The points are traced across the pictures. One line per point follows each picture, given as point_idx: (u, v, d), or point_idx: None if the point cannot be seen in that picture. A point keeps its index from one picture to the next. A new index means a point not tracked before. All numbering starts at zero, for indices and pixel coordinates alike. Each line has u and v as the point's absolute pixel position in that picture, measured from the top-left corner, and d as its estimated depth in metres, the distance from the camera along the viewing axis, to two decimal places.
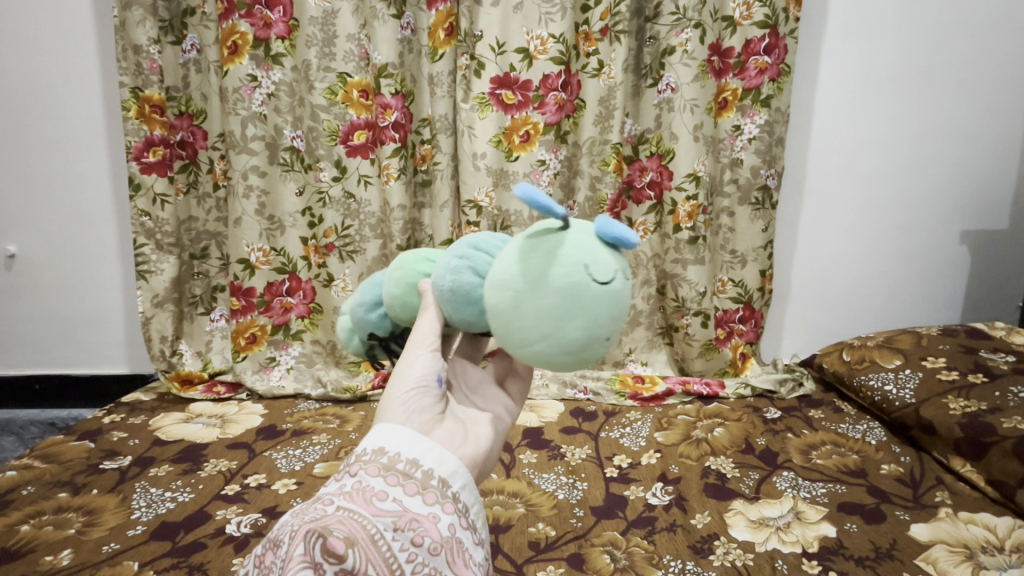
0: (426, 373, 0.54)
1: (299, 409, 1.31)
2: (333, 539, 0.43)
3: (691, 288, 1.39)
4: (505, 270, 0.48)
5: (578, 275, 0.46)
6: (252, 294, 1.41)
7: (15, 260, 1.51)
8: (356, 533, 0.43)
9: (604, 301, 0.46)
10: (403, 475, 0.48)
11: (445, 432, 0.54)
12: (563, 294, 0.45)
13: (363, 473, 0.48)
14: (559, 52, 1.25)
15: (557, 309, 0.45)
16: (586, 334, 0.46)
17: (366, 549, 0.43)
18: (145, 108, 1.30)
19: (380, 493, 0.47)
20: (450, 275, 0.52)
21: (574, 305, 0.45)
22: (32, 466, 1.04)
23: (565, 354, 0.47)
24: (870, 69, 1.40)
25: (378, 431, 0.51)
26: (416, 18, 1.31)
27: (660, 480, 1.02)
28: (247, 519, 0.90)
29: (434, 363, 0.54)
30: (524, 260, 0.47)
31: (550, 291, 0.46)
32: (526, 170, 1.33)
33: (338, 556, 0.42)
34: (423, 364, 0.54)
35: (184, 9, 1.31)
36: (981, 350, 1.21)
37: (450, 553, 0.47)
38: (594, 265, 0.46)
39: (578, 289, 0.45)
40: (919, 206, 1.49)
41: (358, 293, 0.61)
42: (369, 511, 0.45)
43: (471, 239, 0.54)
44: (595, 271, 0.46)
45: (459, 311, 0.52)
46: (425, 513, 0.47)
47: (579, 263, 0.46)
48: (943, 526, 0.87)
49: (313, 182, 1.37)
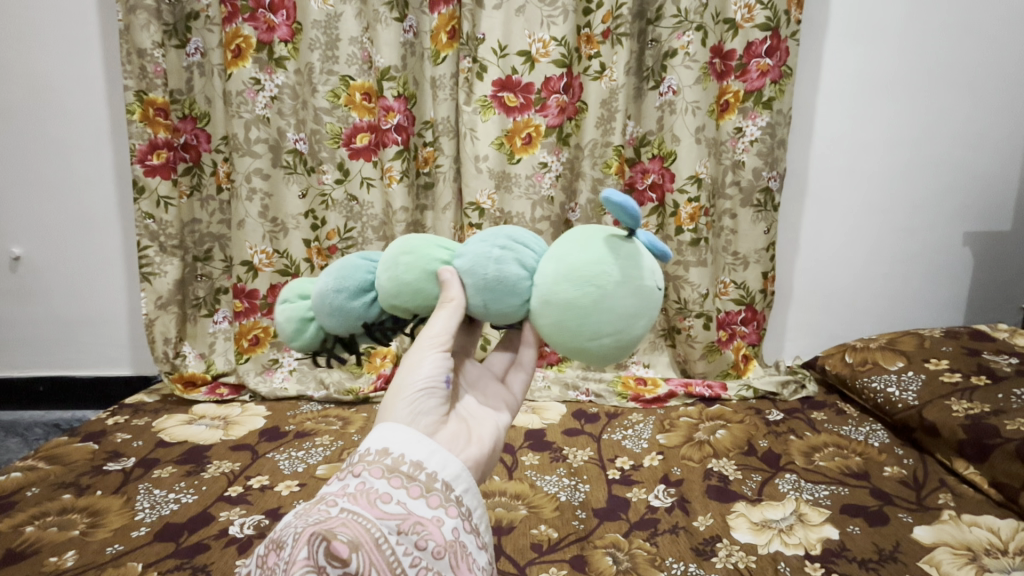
0: (433, 374, 0.54)
1: (302, 411, 1.32)
2: (337, 542, 0.43)
3: (693, 290, 1.39)
4: (585, 268, 0.52)
5: (647, 281, 0.53)
6: (255, 297, 1.42)
7: (19, 262, 1.52)
8: (360, 537, 0.44)
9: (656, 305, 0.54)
10: (407, 477, 0.48)
11: (449, 433, 0.55)
12: (636, 297, 0.52)
13: (366, 475, 0.48)
14: (561, 55, 1.25)
15: (630, 308, 0.52)
16: (639, 333, 0.54)
17: (370, 553, 0.43)
18: (149, 111, 1.31)
19: (384, 496, 0.47)
20: (495, 266, 0.54)
21: (642, 308, 0.53)
22: (37, 468, 1.04)
23: (618, 349, 0.54)
24: (873, 71, 1.40)
25: (382, 431, 0.51)
26: (419, 21, 1.32)
27: (662, 482, 1.02)
28: (250, 520, 0.91)
29: (441, 364, 0.55)
30: (607, 262, 0.52)
31: (628, 293, 0.52)
32: (528, 172, 1.33)
33: (342, 561, 0.42)
34: (430, 365, 0.55)
35: (188, 13, 1.32)
36: (984, 352, 1.21)
37: (453, 557, 0.47)
38: (654, 274, 0.54)
39: (647, 294, 0.53)
40: (921, 208, 1.49)
41: (336, 276, 0.57)
42: (372, 515, 0.45)
43: (509, 232, 0.56)
44: (655, 280, 0.54)
45: (505, 301, 0.54)
46: (429, 516, 0.47)
47: (646, 270, 0.54)
48: (946, 529, 0.87)
49: (316, 185, 1.38)
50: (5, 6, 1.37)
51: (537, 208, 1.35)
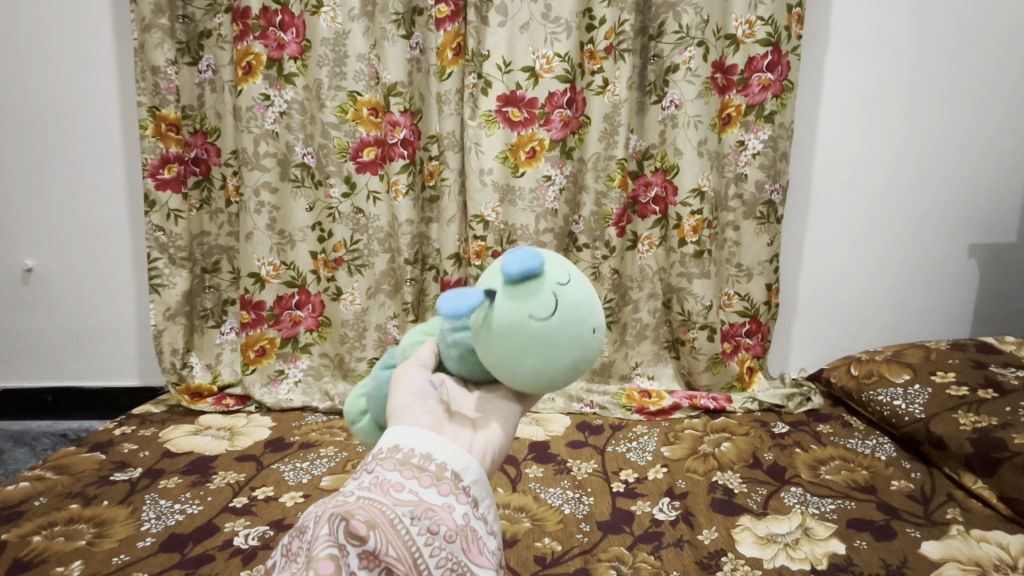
0: (416, 380, 0.54)
1: (307, 422, 1.32)
2: (355, 522, 0.46)
3: (697, 302, 1.38)
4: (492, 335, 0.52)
5: (547, 297, 0.51)
6: (262, 308, 1.42)
7: (32, 274, 1.55)
8: (376, 518, 0.46)
9: (566, 320, 0.51)
10: (418, 469, 0.49)
11: (455, 427, 0.53)
12: (530, 332, 0.51)
13: (379, 469, 0.49)
14: (564, 71, 1.29)
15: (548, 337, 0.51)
16: (573, 350, 0.52)
17: (386, 532, 0.46)
18: (162, 126, 1.34)
19: (397, 485, 0.48)
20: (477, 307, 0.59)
21: (550, 328, 0.51)
22: (45, 477, 1.05)
23: (571, 370, 0.53)
24: (874, 85, 1.41)
25: (391, 431, 0.52)
26: (425, 39, 1.35)
27: (667, 496, 1.02)
28: (255, 531, 0.91)
29: (419, 371, 0.55)
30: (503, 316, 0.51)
31: (515, 338, 0.51)
32: (532, 186, 1.35)
33: (360, 539, 0.45)
34: (411, 371, 0.55)
35: (200, 32, 1.35)
36: (992, 364, 1.19)
37: (465, 540, 0.48)
38: (559, 289, 0.52)
39: (536, 321, 0.50)
40: (925, 220, 1.49)
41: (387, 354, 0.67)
42: (387, 500, 0.47)
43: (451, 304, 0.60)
44: (559, 290, 0.52)
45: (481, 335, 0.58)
46: (440, 503, 0.48)
47: (548, 291, 0.52)
48: (955, 544, 0.86)
49: (324, 198, 1.39)
50: (25, 23, 1.42)
51: (541, 220, 1.37)
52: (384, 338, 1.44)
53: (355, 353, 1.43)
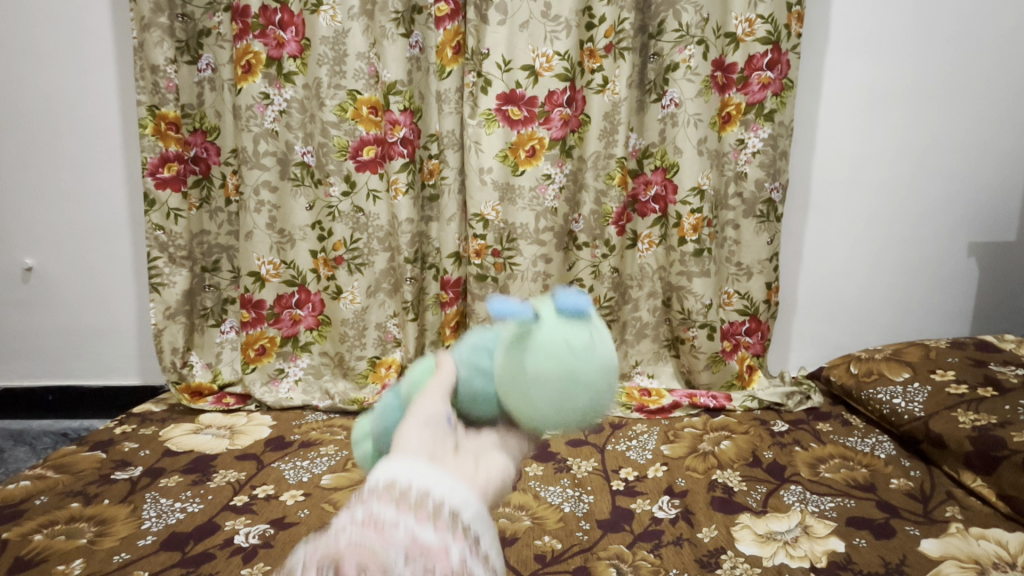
0: (431, 408, 0.49)
1: (307, 421, 1.33)
2: None
3: (697, 301, 1.38)
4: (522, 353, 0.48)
5: (584, 335, 0.48)
6: (262, 306, 1.42)
7: (32, 273, 1.55)
8: (366, 560, 0.39)
9: (605, 363, 0.48)
10: (415, 503, 0.42)
11: (458, 462, 0.47)
12: (562, 366, 0.47)
13: (372, 503, 0.42)
14: (564, 70, 1.29)
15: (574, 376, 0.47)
16: (592, 401, 0.48)
17: None
18: (161, 125, 1.34)
19: (390, 522, 0.41)
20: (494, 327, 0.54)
21: (579, 366, 0.47)
22: (46, 476, 1.05)
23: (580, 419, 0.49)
24: (875, 84, 1.41)
25: (387, 463, 0.45)
26: (425, 37, 1.35)
27: (666, 494, 1.02)
28: (255, 529, 0.91)
29: (436, 402, 0.50)
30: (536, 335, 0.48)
31: (554, 360, 0.47)
32: (532, 184, 1.35)
33: None
34: (425, 400, 0.50)
35: (200, 30, 1.35)
36: (992, 362, 1.19)
37: None
38: (598, 334, 0.49)
39: (582, 350, 0.47)
40: (924, 218, 1.49)
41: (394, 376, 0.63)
42: (377, 540, 0.40)
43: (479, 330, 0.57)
44: (599, 336, 0.49)
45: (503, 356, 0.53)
46: (436, 544, 0.40)
47: (587, 331, 0.49)
48: (954, 541, 0.86)
49: (323, 197, 1.39)
50: (23, 23, 1.42)
51: (541, 218, 1.37)
52: (384, 337, 1.44)
53: (355, 352, 1.43)
